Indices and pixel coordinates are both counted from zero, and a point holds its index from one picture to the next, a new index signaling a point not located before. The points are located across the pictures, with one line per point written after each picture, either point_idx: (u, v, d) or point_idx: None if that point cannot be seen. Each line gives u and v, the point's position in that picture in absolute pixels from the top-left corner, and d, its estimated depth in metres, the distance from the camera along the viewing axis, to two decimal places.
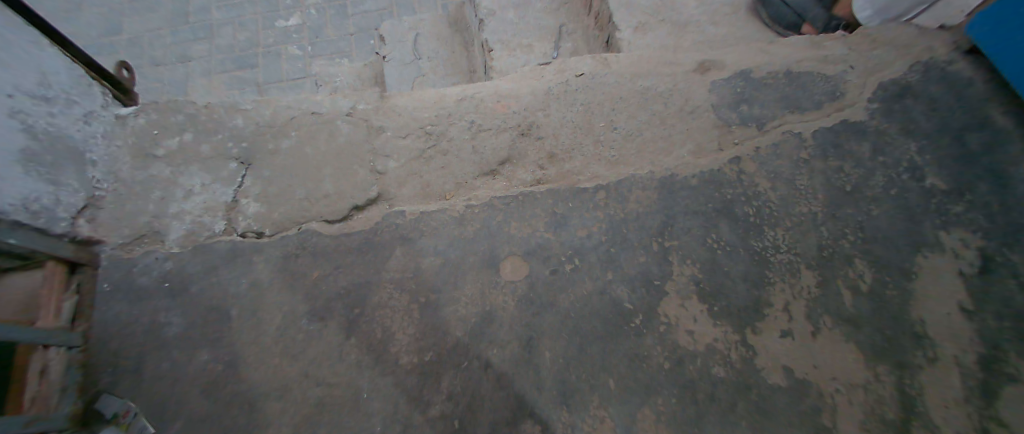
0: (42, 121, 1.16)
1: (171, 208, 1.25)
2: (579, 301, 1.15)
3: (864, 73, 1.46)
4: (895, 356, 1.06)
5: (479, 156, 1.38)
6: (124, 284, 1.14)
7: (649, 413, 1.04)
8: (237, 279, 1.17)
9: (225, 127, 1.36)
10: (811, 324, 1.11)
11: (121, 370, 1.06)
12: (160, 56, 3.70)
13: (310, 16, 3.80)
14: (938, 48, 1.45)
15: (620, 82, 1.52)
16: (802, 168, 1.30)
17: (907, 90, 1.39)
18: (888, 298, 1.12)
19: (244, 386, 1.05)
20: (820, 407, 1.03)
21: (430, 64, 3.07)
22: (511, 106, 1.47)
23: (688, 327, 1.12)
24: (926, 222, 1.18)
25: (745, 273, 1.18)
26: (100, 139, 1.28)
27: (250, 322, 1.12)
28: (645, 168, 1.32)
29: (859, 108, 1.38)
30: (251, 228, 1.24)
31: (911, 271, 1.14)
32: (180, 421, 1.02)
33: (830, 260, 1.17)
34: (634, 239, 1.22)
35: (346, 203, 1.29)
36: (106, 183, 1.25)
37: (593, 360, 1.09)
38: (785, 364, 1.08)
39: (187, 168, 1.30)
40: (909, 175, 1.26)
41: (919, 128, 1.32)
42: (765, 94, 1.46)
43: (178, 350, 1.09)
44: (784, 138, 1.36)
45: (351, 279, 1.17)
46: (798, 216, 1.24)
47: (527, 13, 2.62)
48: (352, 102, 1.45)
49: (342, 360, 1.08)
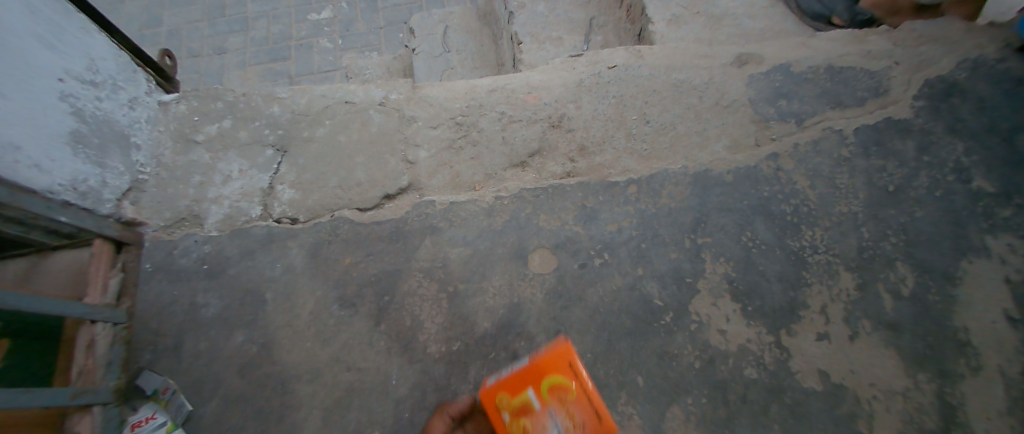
0: (90, 104, 1.15)
1: (210, 193, 1.27)
2: (608, 296, 1.14)
3: (911, 68, 1.38)
4: (938, 364, 1.02)
5: (510, 147, 1.36)
6: (165, 264, 1.19)
7: (679, 413, 1.03)
8: (272, 263, 1.19)
9: (262, 114, 1.38)
10: (849, 328, 1.08)
11: (161, 348, 1.10)
12: (197, 48, 3.74)
13: (342, 10, 3.81)
14: (988, 44, 1.36)
15: (653, 74, 1.46)
16: (842, 166, 1.26)
17: (956, 87, 1.31)
18: (930, 304, 1.08)
19: (279, 368, 1.08)
20: (857, 414, 1.01)
21: (458, 57, 3.09)
22: (542, 97, 1.44)
23: (720, 327, 1.10)
24: (972, 226, 1.14)
25: (781, 274, 1.15)
26: (144, 124, 1.31)
27: (284, 306, 1.14)
28: (679, 162, 1.30)
29: (904, 105, 1.32)
30: (286, 214, 1.26)
31: (957, 277, 1.09)
32: (217, 399, 1.06)
33: (871, 262, 1.13)
34: (665, 234, 1.20)
35: (377, 191, 1.29)
36: (148, 168, 1.28)
37: (621, 356, 1.08)
38: (821, 368, 1.05)
39: (225, 154, 1.32)
40: (954, 176, 1.20)
41: (967, 127, 1.25)
42: (805, 90, 1.40)
43: (215, 330, 1.12)
44: (823, 135, 1.31)
45: (382, 267, 1.19)
46: (838, 215, 1.19)
47: (557, 5, 2.59)
48: (384, 91, 1.44)
49: (371, 346, 1.10)
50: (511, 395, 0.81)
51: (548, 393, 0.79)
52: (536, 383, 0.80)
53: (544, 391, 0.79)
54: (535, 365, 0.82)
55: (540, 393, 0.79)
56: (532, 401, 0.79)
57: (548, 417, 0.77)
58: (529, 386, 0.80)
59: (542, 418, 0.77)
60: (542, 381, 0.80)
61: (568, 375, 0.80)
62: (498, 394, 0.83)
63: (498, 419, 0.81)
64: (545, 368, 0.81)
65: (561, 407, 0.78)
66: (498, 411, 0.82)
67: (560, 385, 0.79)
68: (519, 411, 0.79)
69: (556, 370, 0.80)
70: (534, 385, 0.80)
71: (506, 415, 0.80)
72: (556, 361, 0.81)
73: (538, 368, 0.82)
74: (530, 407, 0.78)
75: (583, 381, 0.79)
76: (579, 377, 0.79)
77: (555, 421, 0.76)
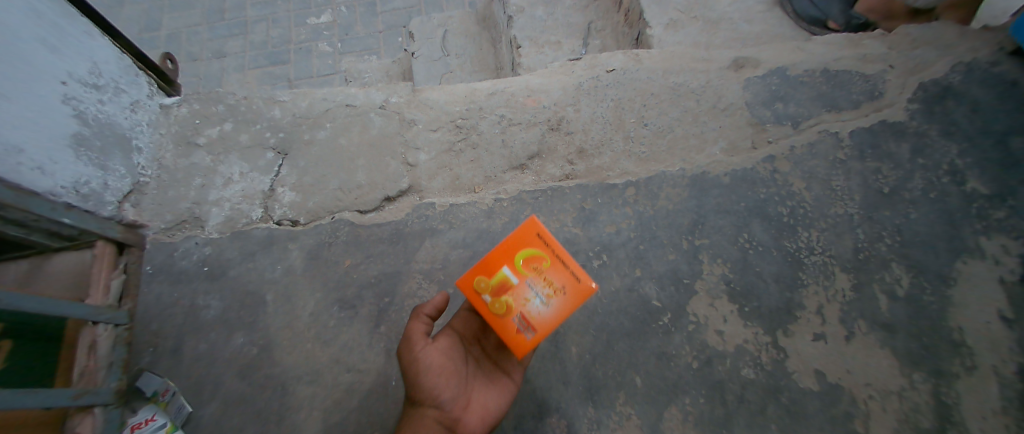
0: (93, 107, 1.15)
1: (211, 196, 1.28)
2: (607, 297, 1.15)
3: (906, 71, 1.39)
4: (933, 363, 1.04)
5: (509, 150, 1.37)
6: (166, 266, 1.20)
7: (677, 413, 1.05)
8: (273, 265, 1.20)
9: (263, 117, 1.38)
10: (845, 328, 1.09)
11: (162, 349, 1.11)
12: (196, 52, 3.72)
13: (342, 14, 3.78)
14: (982, 47, 1.37)
15: (651, 78, 1.46)
16: (838, 168, 1.27)
17: (950, 90, 1.33)
18: (926, 305, 1.09)
19: (280, 370, 1.10)
20: (853, 413, 1.02)
21: (457, 60, 3.10)
22: (541, 100, 1.44)
23: (717, 328, 1.11)
24: (966, 227, 1.15)
25: (777, 274, 1.16)
26: (146, 127, 1.32)
27: (286, 308, 1.15)
28: (676, 164, 1.31)
29: (898, 108, 1.33)
30: (287, 216, 1.26)
31: (951, 277, 1.11)
32: (219, 400, 1.07)
33: (866, 263, 1.15)
34: (663, 236, 1.21)
35: (377, 194, 1.30)
36: (149, 170, 1.29)
37: (619, 356, 1.10)
38: (818, 368, 1.06)
39: (226, 156, 1.33)
40: (949, 178, 1.22)
41: (961, 130, 1.27)
42: (801, 92, 1.40)
43: (216, 332, 1.13)
44: (819, 138, 1.32)
45: (383, 268, 1.20)
46: (834, 217, 1.21)
47: (556, 9, 2.60)
48: (384, 95, 1.44)
49: (372, 348, 1.12)
50: (488, 277, 0.88)
51: (523, 267, 0.87)
52: (510, 260, 0.87)
53: (519, 266, 0.87)
54: (508, 246, 0.88)
55: (515, 269, 0.87)
56: (509, 277, 0.87)
57: (527, 287, 0.86)
58: (504, 265, 0.87)
59: (522, 290, 0.86)
60: (515, 257, 0.87)
61: (540, 246, 0.86)
62: (475, 278, 0.89)
63: (479, 300, 0.89)
64: (517, 246, 0.87)
65: (538, 276, 0.86)
66: (478, 292, 0.89)
67: (534, 256, 0.86)
68: (498, 289, 0.87)
69: (528, 245, 0.86)
70: (509, 263, 0.87)
71: (486, 295, 0.88)
72: (526, 236, 0.87)
73: (509, 247, 0.88)
74: (508, 283, 0.86)
75: (556, 247, 0.85)
76: (550, 245, 0.85)
77: (533, 289, 0.85)
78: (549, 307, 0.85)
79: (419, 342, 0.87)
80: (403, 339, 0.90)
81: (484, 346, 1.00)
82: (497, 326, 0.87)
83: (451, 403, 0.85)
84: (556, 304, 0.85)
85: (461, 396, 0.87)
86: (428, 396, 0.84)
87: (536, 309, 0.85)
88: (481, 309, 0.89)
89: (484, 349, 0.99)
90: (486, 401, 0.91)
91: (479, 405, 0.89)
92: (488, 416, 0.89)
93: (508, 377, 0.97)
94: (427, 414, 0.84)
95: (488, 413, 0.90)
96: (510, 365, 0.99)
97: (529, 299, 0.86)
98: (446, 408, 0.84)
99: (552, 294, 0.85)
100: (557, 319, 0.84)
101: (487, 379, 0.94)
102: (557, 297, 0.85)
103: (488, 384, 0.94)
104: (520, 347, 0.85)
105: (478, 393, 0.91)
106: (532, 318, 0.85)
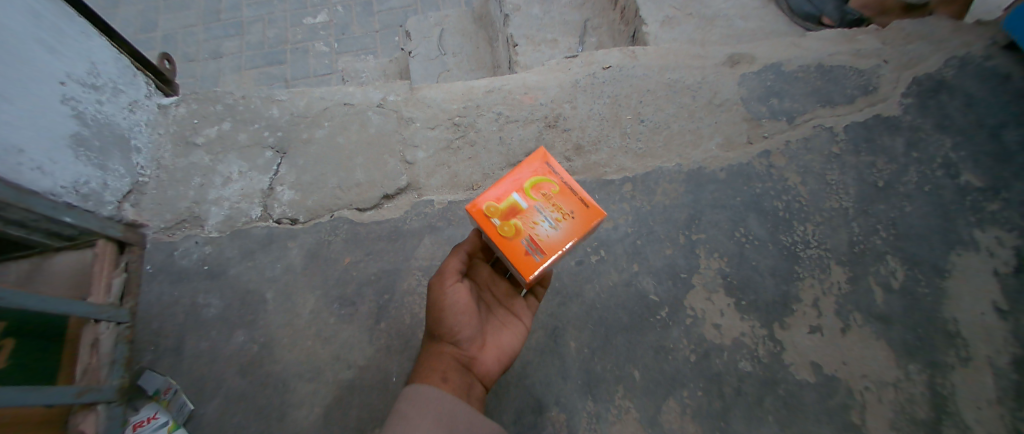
0: (92, 107, 1.15)
1: (211, 195, 1.29)
2: (605, 293, 1.16)
3: (900, 65, 1.40)
4: (928, 355, 1.05)
5: (507, 147, 1.38)
6: (166, 265, 1.20)
7: (675, 405, 1.06)
8: (273, 264, 1.21)
9: (261, 117, 1.39)
10: (841, 320, 1.11)
11: (162, 348, 1.11)
12: (193, 53, 3.72)
13: (338, 13, 3.78)
14: (975, 42, 1.39)
15: (647, 75, 1.46)
16: (833, 162, 1.28)
17: (943, 84, 1.34)
18: (921, 297, 1.11)
19: (281, 366, 1.10)
20: (850, 405, 1.03)
21: (455, 59, 3.10)
22: (538, 98, 1.44)
23: (715, 321, 1.12)
24: (960, 220, 1.16)
25: (773, 268, 1.17)
26: (144, 127, 1.32)
27: (286, 306, 1.16)
28: (673, 160, 1.32)
29: (893, 103, 1.34)
30: (286, 215, 1.27)
31: (946, 269, 1.12)
32: (220, 397, 1.08)
33: (861, 256, 1.16)
34: (660, 231, 1.22)
35: (376, 191, 1.31)
36: (148, 170, 1.29)
37: (618, 350, 1.11)
38: (814, 360, 1.08)
39: (224, 156, 1.33)
40: (943, 171, 1.23)
41: (955, 123, 1.28)
42: (796, 87, 1.41)
43: (217, 330, 1.13)
44: (815, 132, 1.33)
45: (382, 266, 1.21)
46: (829, 210, 1.22)
47: (552, 7, 2.60)
48: (382, 93, 1.45)
49: (372, 344, 1.13)
50: (498, 202, 0.87)
51: (532, 193, 0.87)
52: (520, 187, 0.88)
53: (528, 192, 0.87)
54: (517, 174, 0.89)
55: (524, 194, 0.87)
56: (520, 203, 0.87)
57: (537, 212, 0.86)
58: (514, 191, 0.88)
59: (531, 214, 0.86)
60: (524, 184, 0.88)
61: (548, 173, 0.89)
62: (485, 203, 0.87)
63: (488, 225, 0.85)
64: (526, 173, 0.89)
65: (547, 202, 0.87)
66: (488, 217, 0.86)
67: (543, 183, 0.88)
68: (508, 213, 0.86)
69: (536, 173, 0.89)
70: (518, 189, 0.88)
71: (496, 219, 0.85)
72: (534, 165, 0.90)
73: (518, 176, 0.89)
74: (518, 208, 0.86)
75: (563, 175, 0.89)
76: (557, 172, 0.89)
77: (543, 213, 0.85)
78: (559, 230, 0.84)
79: (441, 280, 0.87)
80: (435, 273, 0.90)
81: (494, 292, 1.00)
82: (505, 248, 0.83)
83: (468, 341, 0.87)
84: (565, 226, 0.84)
85: (478, 336, 0.88)
86: (446, 334, 0.86)
87: (546, 232, 0.84)
88: (488, 235, 0.85)
89: (495, 295, 0.99)
90: (500, 341, 0.91)
91: (493, 347, 0.90)
92: (503, 356, 0.91)
93: (519, 319, 0.97)
94: (446, 351, 0.86)
95: (503, 353, 0.91)
96: (520, 309, 0.99)
97: (538, 223, 0.85)
98: (463, 346, 0.86)
99: (561, 218, 0.85)
100: (567, 240, 0.83)
101: (500, 322, 0.95)
102: (567, 221, 0.85)
103: (502, 326, 0.94)
104: (528, 267, 0.81)
105: (492, 336, 0.91)
106: (541, 240, 0.83)
